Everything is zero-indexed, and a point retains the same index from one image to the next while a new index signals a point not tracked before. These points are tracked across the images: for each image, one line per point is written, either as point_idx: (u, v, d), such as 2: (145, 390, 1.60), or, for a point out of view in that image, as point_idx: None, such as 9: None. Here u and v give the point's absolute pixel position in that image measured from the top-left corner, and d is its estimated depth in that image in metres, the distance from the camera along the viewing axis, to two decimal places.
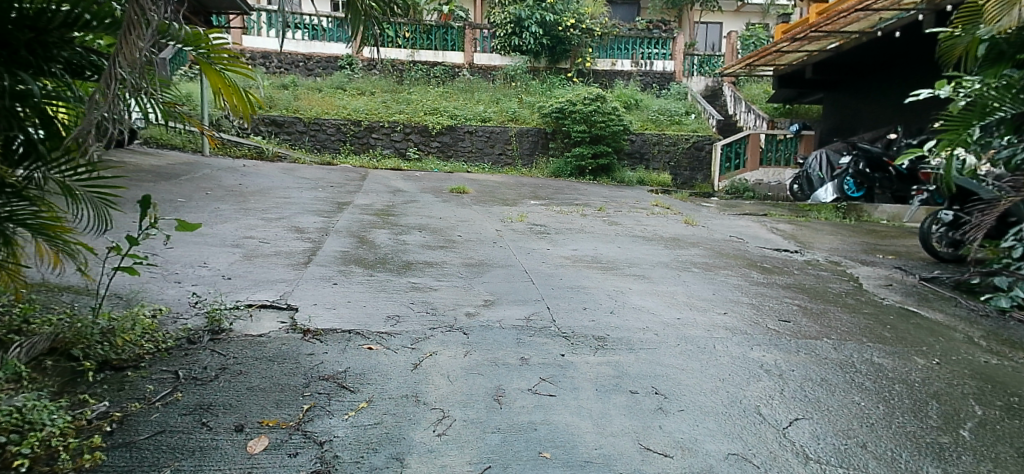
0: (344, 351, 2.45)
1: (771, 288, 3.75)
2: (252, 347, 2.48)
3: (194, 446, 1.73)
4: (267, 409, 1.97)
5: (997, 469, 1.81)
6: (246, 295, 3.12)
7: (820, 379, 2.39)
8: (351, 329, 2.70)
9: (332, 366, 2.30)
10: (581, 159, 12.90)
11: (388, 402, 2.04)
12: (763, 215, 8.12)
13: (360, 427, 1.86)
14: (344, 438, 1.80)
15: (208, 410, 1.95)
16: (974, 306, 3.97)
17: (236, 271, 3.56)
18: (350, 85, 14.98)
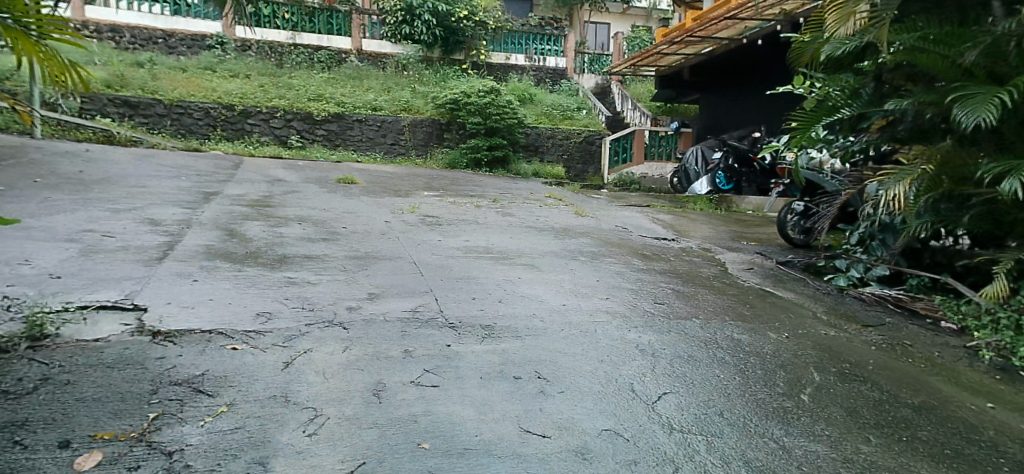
0: (203, 353, 2.27)
1: (650, 274, 4.00)
2: (84, 353, 2.22)
3: (3, 468, 1.52)
4: (101, 421, 1.77)
5: (827, 427, 2.08)
6: (79, 295, 2.79)
7: (688, 356, 2.58)
8: (211, 329, 2.50)
9: (186, 370, 2.12)
10: (476, 151, 12.96)
11: (254, 403, 1.93)
12: (648, 206, 8.65)
13: (218, 433, 1.74)
14: (198, 446, 1.67)
15: (23, 427, 1.71)
16: (818, 286, 4.53)
17: (69, 270, 3.16)
18: (222, 66, 13.87)
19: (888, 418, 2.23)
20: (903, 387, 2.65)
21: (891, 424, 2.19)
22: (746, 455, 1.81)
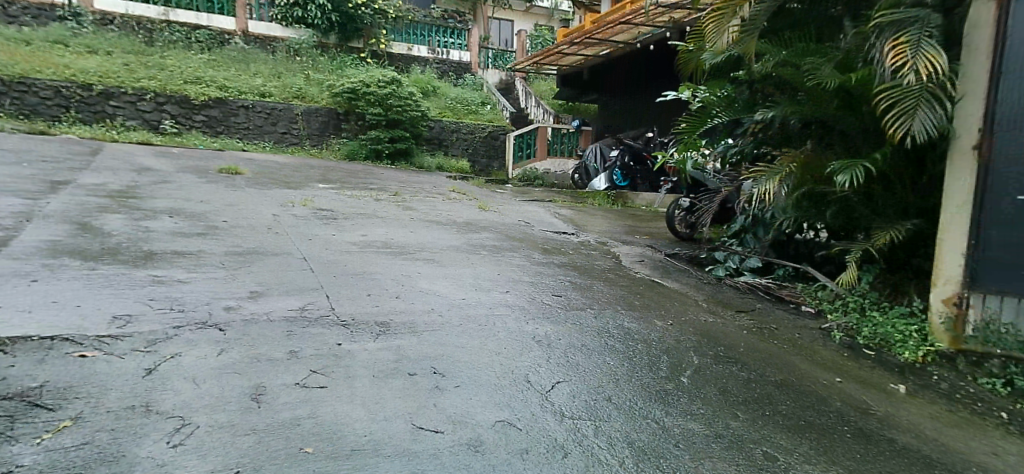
0: (44, 362, 2.02)
1: (549, 267, 4.12)
2: None
3: None
4: None
5: (702, 405, 2.35)
6: None
7: (581, 345, 2.69)
8: (56, 335, 2.23)
9: (22, 383, 1.89)
10: (377, 142, 12.60)
11: (107, 416, 1.75)
12: (550, 201, 8.88)
13: (61, 451, 1.57)
14: (34, 468, 1.50)
15: None
16: (700, 276, 4.93)
17: None
18: (75, 40, 12.49)
19: (754, 395, 2.60)
20: (769, 365, 3.04)
21: (756, 400, 2.54)
22: (630, 437, 1.97)
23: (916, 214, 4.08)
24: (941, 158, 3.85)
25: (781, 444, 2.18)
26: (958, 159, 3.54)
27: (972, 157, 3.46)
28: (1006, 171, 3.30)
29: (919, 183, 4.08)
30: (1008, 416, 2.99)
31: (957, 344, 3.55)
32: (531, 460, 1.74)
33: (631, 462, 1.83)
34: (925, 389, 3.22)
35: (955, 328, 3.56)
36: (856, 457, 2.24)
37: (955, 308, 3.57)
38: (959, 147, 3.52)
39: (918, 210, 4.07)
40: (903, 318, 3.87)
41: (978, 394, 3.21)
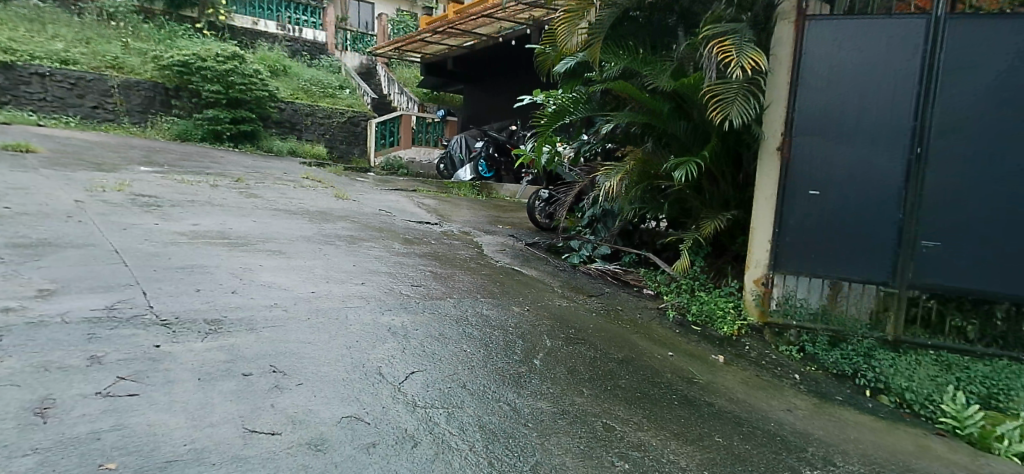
0: None
1: (409, 257, 4.05)
2: None
3: None
4: None
5: (551, 385, 2.49)
6: None
7: (438, 335, 2.68)
8: None
9: None
10: (217, 123, 11.48)
11: None
12: (414, 191, 8.75)
13: None
14: None
15: None
16: (557, 263, 5.19)
17: None
18: None
19: (597, 372, 2.79)
20: (612, 343, 3.29)
21: (599, 376, 2.75)
22: (482, 421, 2.02)
23: (734, 205, 4.65)
24: (752, 155, 4.46)
25: (619, 415, 2.41)
26: (765, 160, 4.13)
27: (776, 157, 4.07)
28: (800, 169, 3.94)
29: (737, 179, 4.66)
30: (800, 377, 3.63)
31: (764, 317, 4.17)
32: (378, 452, 1.72)
33: (482, 444, 1.89)
34: (738, 357, 3.74)
35: (763, 303, 4.18)
36: (681, 421, 2.56)
37: (763, 286, 4.18)
38: (766, 148, 4.12)
39: (737, 202, 4.64)
40: (724, 296, 4.41)
41: (779, 360, 3.84)
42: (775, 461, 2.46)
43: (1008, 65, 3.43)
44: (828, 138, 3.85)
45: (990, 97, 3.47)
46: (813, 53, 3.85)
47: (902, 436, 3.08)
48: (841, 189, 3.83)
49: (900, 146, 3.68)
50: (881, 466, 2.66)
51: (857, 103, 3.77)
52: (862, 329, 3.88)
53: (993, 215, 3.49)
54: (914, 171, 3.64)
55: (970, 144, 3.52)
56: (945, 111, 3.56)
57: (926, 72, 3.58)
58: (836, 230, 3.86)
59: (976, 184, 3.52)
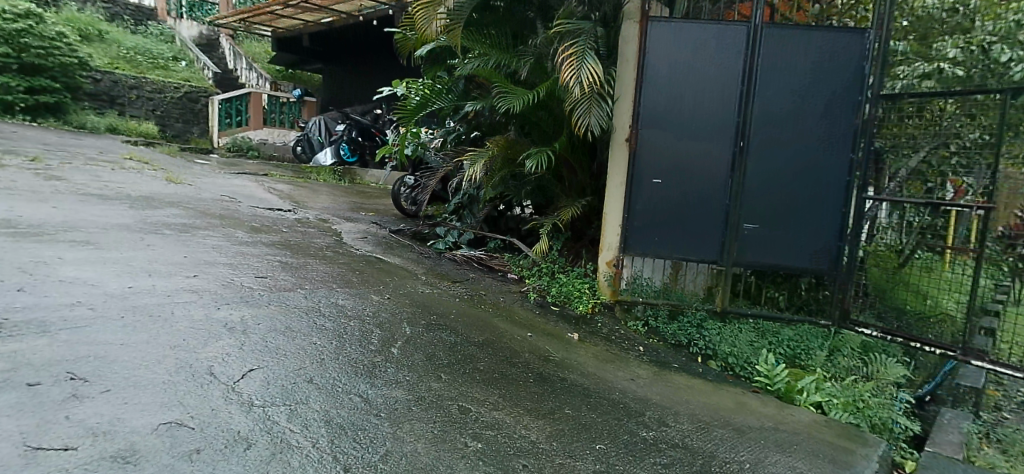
0: None
1: (254, 246, 3.75)
2: None
3: None
4: None
5: (408, 372, 2.46)
6: None
7: (285, 328, 2.53)
8: None
9: None
10: (5, 92, 9.64)
11: None
12: (264, 175, 8.14)
13: None
14: None
15: None
16: (422, 250, 5.13)
17: None
18: None
19: (456, 356, 2.80)
20: (472, 328, 3.33)
21: (458, 360, 2.76)
22: (329, 415, 1.94)
23: (589, 193, 4.93)
24: (605, 145, 4.73)
25: (474, 396, 2.45)
26: (616, 150, 4.37)
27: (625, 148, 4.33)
28: (646, 159, 4.25)
29: (592, 168, 4.91)
30: (643, 349, 3.96)
31: (614, 295, 4.45)
32: (202, 459, 1.58)
33: (327, 439, 1.81)
34: (591, 334, 3.98)
35: (614, 283, 4.45)
36: (534, 397, 2.68)
37: (614, 268, 4.45)
38: (616, 139, 4.36)
39: (592, 190, 4.94)
40: (580, 278, 4.65)
41: (627, 335, 4.15)
42: (617, 428, 2.72)
43: (808, 73, 4.03)
44: (670, 131, 4.19)
45: (796, 101, 4.05)
46: (656, 51, 4.15)
47: (725, 395, 3.49)
48: (679, 176, 4.21)
49: (728, 141, 4.13)
50: (706, 424, 3.02)
51: (693, 100, 4.14)
52: (695, 303, 4.37)
53: (796, 201, 4.11)
54: (739, 163, 4.11)
55: (778, 138, 4.08)
56: (762, 110, 4.07)
57: (748, 76, 4.06)
58: (675, 214, 4.24)
59: (785, 174, 4.10)
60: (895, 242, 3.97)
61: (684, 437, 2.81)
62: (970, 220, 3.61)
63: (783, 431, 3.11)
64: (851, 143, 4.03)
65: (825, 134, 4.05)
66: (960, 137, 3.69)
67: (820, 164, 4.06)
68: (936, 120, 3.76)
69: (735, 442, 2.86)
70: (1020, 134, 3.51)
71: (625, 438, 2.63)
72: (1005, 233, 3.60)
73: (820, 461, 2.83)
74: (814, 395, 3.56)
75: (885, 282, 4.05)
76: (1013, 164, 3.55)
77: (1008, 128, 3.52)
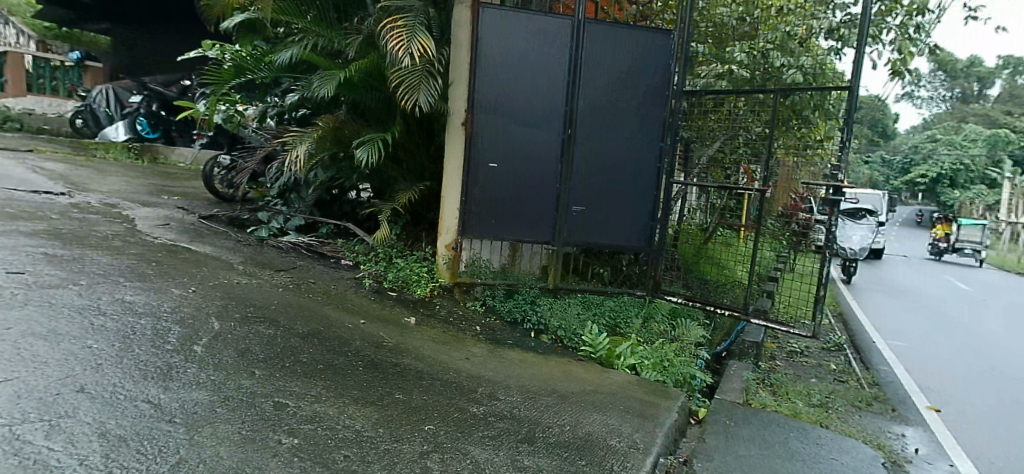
0: None
1: (8, 237, 3.12)
2: None
3: None
4: None
5: (213, 371, 2.23)
6: None
7: (48, 333, 2.19)
8: None
9: None
10: None
11: None
12: (29, 152, 6.81)
13: None
14: None
15: None
16: (241, 238, 4.67)
17: None
18: None
19: (276, 350, 2.60)
20: (297, 318, 3.13)
21: (277, 355, 2.56)
22: (103, 427, 1.72)
23: (428, 176, 4.86)
24: (441, 128, 4.68)
25: (294, 390, 2.30)
26: (452, 134, 4.35)
27: (461, 131, 4.33)
28: (480, 143, 4.28)
29: (429, 150, 4.84)
30: (480, 328, 4.04)
31: (454, 278, 4.44)
32: None
33: (100, 455, 1.61)
34: (428, 317, 3.96)
35: (453, 266, 4.44)
36: (362, 385, 2.60)
37: (453, 251, 4.43)
38: (452, 123, 4.34)
39: (429, 172, 4.87)
40: (419, 262, 4.58)
41: (464, 315, 4.21)
42: (448, 406, 2.76)
43: (624, 66, 4.37)
44: (503, 116, 4.28)
45: (615, 92, 4.38)
46: (487, 37, 4.19)
47: (553, 365, 3.71)
48: (513, 162, 4.33)
49: (557, 128, 4.33)
50: (534, 394, 3.19)
51: (524, 87, 4.27)
52: (530, 281, 4.56)
53: (616, 185, 4.46)
54: (568, 149, 4.33)
55: (600, 127, 4.38)
56: (587, 100, 4.33)
57: (574, 67, 4.28)
58: (510, 198, 4.35)
59: (606, 160, 4.42)
60: (702, 221, 4.69)
61: (513, 408, 2.94)
62: (756, 200, 4.29)
63: (602, 393, 3.41)
64: (661, 132, 4.48)
65: (641, 124, 4.45)
66: (746, 130, 4.40)
67: (637, 151, 4.46)
68: (728, 115, 4.41)
69: (559, 407, 3.07)
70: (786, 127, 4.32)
71: (455, 416, 2.68)
72: (782, 211, 4.45)
73: (631, 416, 3.14)
74: (629, 359, 3.94)
75: (692, 257, 4.68)
76: (786, 152, 4.31)
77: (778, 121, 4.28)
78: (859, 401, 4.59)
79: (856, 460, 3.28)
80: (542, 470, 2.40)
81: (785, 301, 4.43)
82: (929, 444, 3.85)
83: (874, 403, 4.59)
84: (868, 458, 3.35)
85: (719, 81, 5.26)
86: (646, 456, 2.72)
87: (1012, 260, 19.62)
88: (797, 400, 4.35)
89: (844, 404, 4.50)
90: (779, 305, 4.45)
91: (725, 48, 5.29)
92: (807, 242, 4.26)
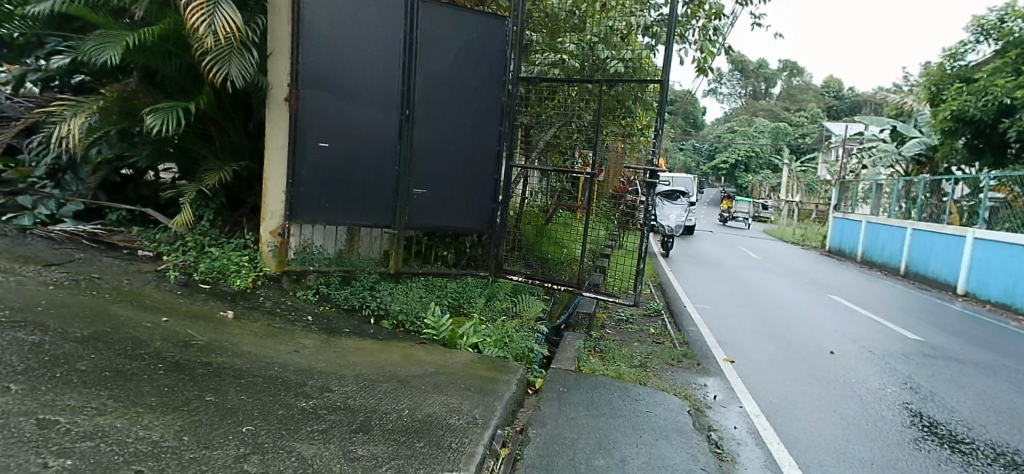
0: None
1: None
2: None
3: None
4: None
5: None
6: None
7: None
8: None
9: None
10: None
11: None
12: None
13: None
14: None
15: None
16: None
17: None
18: None
19: (41, 360, 2.32)
20: (73, 321, 2.74)
21: (46, 364, 2.30)
22: None
23: (247, 156, 4.43)
24: (261, 103, 4.28)
25: (65, 405, 2.07)
26: (274, 110, 3.97)
27: (284, 108, 3.97)
28: (308, 122, 3.97)
29: (248, 128, 4.42)
30: (312, 318, 3.80)
31: (282, 267, 4.11)
32: None
33: None
34: (251, 310, 3.64)
35: (281, 254, 4.09)
36: (162, 391, 2.35)
37: (280, 237, 4.08)
38: (274, 99, 3.96)
39: (249, 152, 4.43)
40: (238, 250, 4.15)
41: (294, 305, 3.92)
42: (272, 404, 2.56)
43: (462, 45, 4.28)
44: (333, 93, 3.99)
45: (454, 71, 4.27)
46: (312, 8, 3.90)
47: (392, 351, 3.62)
48: (346, 140, 4.06)
49: (394, 108, 4.13)
50: (371, 381, 3.08)
51: (356, 64, 4.01)
52: (369, 266, 4.37)
53: (457, 167, 4.37)
54: (406, 131, 4.14)
55: (439, 107, 4.25)
56: (425, 80, 4.17)
57: (410, 45, 4.10)
58: (345, 179, 4.08)
59: (447, 142, 4.31)
60: (543, 203, 4.88)
61: (348, 398, 2.81)
62: (588, 185, 4.57)
63: (443, 374, 3.40)
64: (500, 117, 4.47)
65: (481, 107, 4.40)
66: (578, 117, 4.59)
67: (478, 135, 4.41)
68: (562, 103, 4.59)
69: (398, 392, 3.01)
70: (613, 117, 4.60)
71: (279, 413, 2.50)
72: (613, 194, 4.76)
73: (471, 393, 3.18)
74: (472, 337, 4.01)
75: (535, 237, 4.90)
76: (614, 139, 4.62)
77: (606, 111, 4.53)
78: (672, 359, 5.18)
79: (666, 410, 3.71)
80: (377, 459, 2.31)
81: (615, 275, 4.72)
82: (725, 390, 4.48)
83: (684, 360, 5.20)
84: (676, 408, 3.80)
85: (552, 70, 5.53)
86: (485, 430, 2.78)
87: (788, 232, 23.58)
88: (621, 362, 4.77)
89: (660, 363, 5.04)
90: (610, 279, 4.74)
91: (557, 38, 5.48)
92: (632, 221, 4.63)
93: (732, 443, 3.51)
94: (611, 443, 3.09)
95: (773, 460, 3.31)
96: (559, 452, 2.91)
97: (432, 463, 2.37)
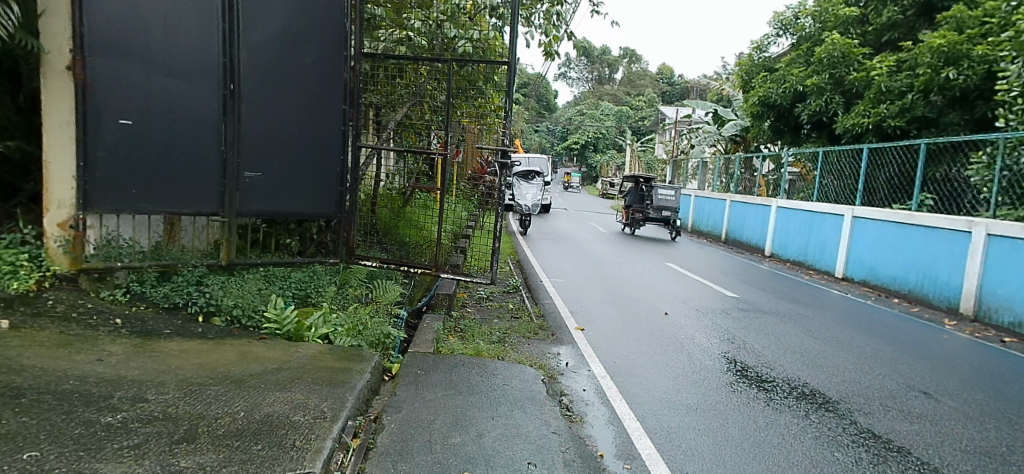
0: None
1: None
2: None
3: None
4: None
5: None
6: None
7: None
8: None
9: None
10: None
11: None
12: None
13: None
14: None
15: None
16: None
17: None
18: None
19: None
20: None
21: None
22: None
23: (20, 135, 3.71)
24: (34, 71, 3.60)
25: None
26: (53, 81, 3.36)
27: (68, 78, 3.37)
28: (101, 94, 3.41)
29: (18, 101, 3.71)
30: (121, 321, 3.37)
31: (77, 265, 3.54)
32: None
33: None
34: (34, 317, 3.18)
35: (74, 250, 3.53)
36: None
37: (72, 231, 3.49)
38: (53, 67, 3.36)
39: (23, 131, 3.73)
40: (11, 248, 3.49)
41: (96, 308, 3.44)
42: (63, 424, 2.21)
43: (292, 14, 3.81)
44: (136, 64, 3.45)
45: (285, 42, 3.81)
46: None
47: (227, 350, 3.30)
48: (153, 118, 3.53)
49: (213, 82, 3.62)
50: (198, 385, 2.77)
51: (161, 30, 3.47)
52: (195, 259, 3.88)
53: (293, 149, 3.95)
54: (230, 107, 3.67)
55: (268, 81, 3.80)
56: (249, 52, 3.70)
57: (229, 11, 3.59)
58: (155, 162, 3.57)
59: (280, 120, 3.88)
60: (400, 186, 4.78)
61: (168, 407, 2.50)
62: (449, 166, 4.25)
63: (287, 370, 3.17)
64: (342, 97, 4.10)
65: (320, 85, 3.99)
66: (431, 97, 4.49)
67: (319, 112, 4.02)
68: (412, 80, 4.45)
69: (233, 394, 2.75)
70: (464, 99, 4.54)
71: (76, 433, 2.17)
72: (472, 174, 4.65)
73: (318, 387, 3.00)
74: (321, 328, 3.80)
75: (391, 220, 4.80)
76: (468, 120, 4.54)
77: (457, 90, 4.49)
78: (529, 332, 5.37)
79: (522, 381, 3.84)
80: (204, 468, 2.08)
81: (474, 255, 4.88)
82: (575, 356, 4.75)
83: (539, 332, 5.42)
84: (531, 378, 3.94)
85: (398, 47, 5.22)
86: (334, 423, 2.63)
87: None
88: (478, 340, 4.83)
89: (518, 337, 5.20)
90: (471, 258, 4.90)
91: (403, 14, 5.19)
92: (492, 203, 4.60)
93: (580, 405, 3.72)
94: (467, 420, 3.11)
95: (617, 417, 3.54)
96: (415, 436, 2.85)
97: (270, 465, 2.17)
